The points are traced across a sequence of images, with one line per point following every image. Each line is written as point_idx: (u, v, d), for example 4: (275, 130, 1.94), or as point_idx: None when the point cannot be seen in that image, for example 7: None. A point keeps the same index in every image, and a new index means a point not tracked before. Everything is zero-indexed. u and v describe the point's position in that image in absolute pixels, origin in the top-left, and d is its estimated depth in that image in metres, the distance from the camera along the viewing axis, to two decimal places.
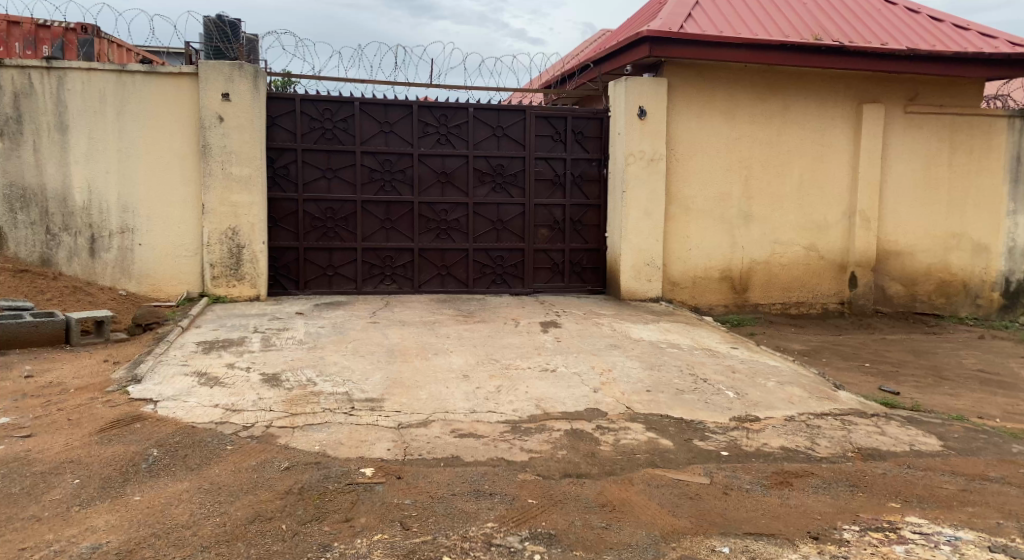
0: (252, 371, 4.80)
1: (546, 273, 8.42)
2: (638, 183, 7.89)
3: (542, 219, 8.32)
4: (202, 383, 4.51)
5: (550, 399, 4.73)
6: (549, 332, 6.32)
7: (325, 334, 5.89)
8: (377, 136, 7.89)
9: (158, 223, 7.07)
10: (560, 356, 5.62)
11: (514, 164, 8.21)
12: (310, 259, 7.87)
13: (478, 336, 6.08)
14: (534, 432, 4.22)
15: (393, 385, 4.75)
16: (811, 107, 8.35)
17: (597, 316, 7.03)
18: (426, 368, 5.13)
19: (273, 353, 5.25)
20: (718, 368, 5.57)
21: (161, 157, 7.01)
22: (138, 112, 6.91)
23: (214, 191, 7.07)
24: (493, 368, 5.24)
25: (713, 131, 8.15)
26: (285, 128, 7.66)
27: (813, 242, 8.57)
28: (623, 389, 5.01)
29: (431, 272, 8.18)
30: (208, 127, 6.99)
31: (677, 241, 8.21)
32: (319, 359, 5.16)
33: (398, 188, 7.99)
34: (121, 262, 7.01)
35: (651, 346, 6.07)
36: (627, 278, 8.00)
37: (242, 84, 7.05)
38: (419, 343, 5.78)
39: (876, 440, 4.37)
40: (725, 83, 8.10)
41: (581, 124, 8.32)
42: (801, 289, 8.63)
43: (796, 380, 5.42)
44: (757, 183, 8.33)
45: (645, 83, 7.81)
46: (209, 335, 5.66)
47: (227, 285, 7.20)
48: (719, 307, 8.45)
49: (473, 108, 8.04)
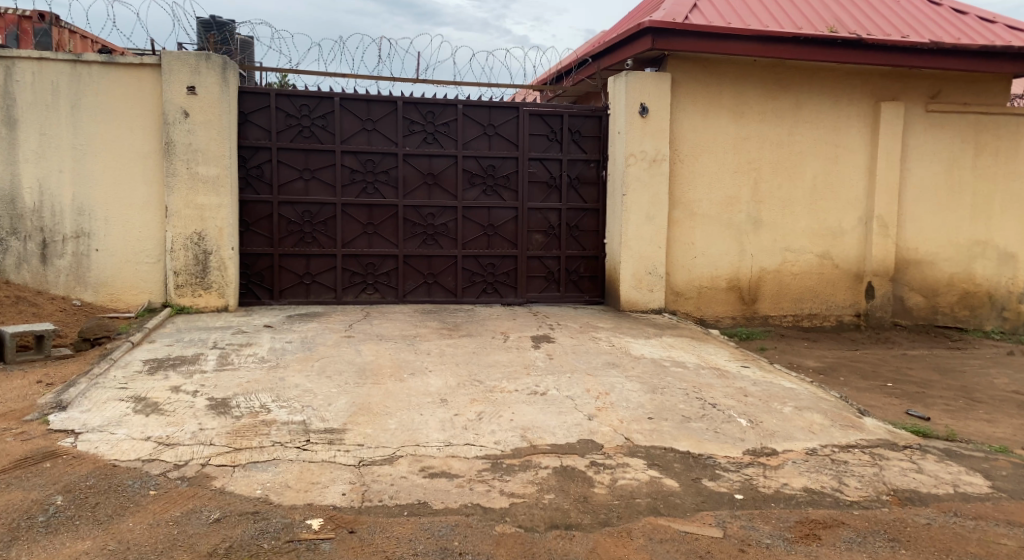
0: (198, 396, 4.20)
1: (540, 282, 7.84)
2: (638, 185, 7.32)
3: (537, 224, 7.74)
4: (137, 410, 3.90)
5: (538, 428, 4.15)
6: (540, 349, 5.73)
7: (291, 351, 5.32)
8: (359, 134, 7.33)
9: (117, 226, 6.50)
10: (551, 377, 5.03)
11: (507, 165, 7.64)
12: (286, 266, 7.30)
13: (461, 353, 5.49)
14: (518, 470, 3.64)
15: (358, 412, 4.16)
16: (825, 105, 7.79)
17: (594, 329, 6.45)
18: (400, 392, 4.55)
19: (227, 374, 4.66)
20: (727, 391, 4.97)
21: (120, 155, 6.45)
22: (94, 105, 6.36)
23: (178, 193, 6.51)
24: (475, 391, 4.64)
25: (720, 130, 7.59)
26: (259, 125, 7.13)
27: (826, 249, 7.99)
28: (622, 416, 4.42)
29: (416, 280, 7.59)
30: (173, 123, 6.44)
31: (681, 249, 7.64)
32: (279, 382, 4.56)
33: (381, 190, 7.42)
34: (76, 269, 6.45)
35: (653, 364, 5.48)
36: (627, 288, 7.41)
37: (210, 77, 6.49)
38: (394, 361, 5.20)
39: (914, 479, 3.78)
40: (732, 78, 7.54)
41: (578, 122, 7.75)
42: (814, 299, 8.05)
43: (816, 405, 4.82)
44: (767, 186, 7.76)
45: (647, 78, 7.25)
46: (161, 352, 5.07)
47: (192, 294, 6.62)
48: (726, 319, 7.88)
49: (462, 104, 7.48)
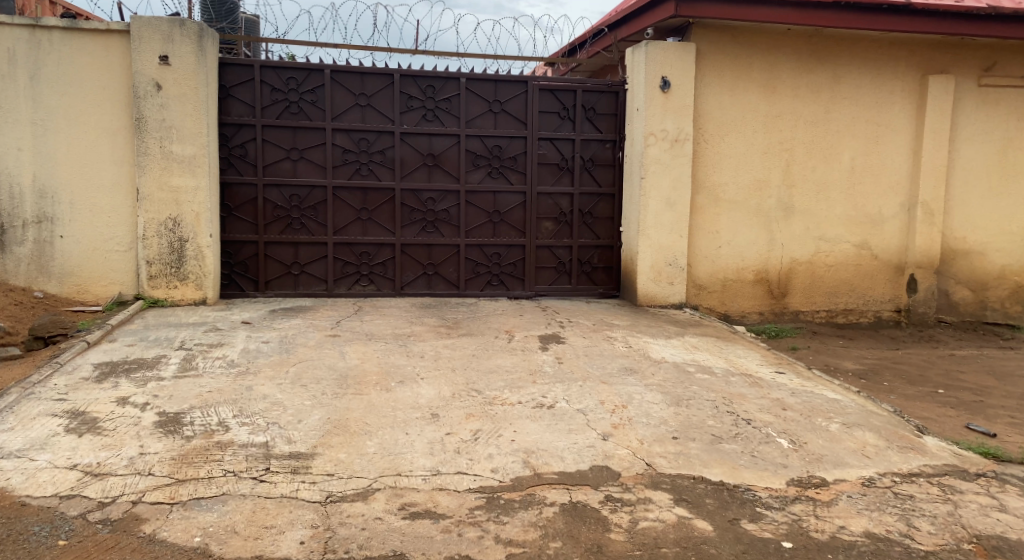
0: (147, 410, 3.59)
1: (550, 273, 7.17)
2: (658, 168, 6.63)
3: (546, 210, 7.08)
4: (69, 429, 3.31)
5: (543, 452, 3.52)
6: (548, 351, 5.09)
7: (266, 354, 4.70)
8: (352, 111, 6.68)
9: (82, 211, 5.91)
10: (560, 386, 4.39)
11: (514, 146, 6.97)
12: (272, 254, 6.69)
13: (459, 357, 4.86)
14: (518, 508, 3.02)
15: (332, 431, 3.55)
16: (866, 79, 7.04)
17: (608, 328, 5.80)
18: (385, 405, 3.94)
19: (187, 381, 4.05)
20: (763, 404, 4.31)
21: (85, 131, 5.84)
22: (56, 76, 5.75)
23: (150, 174, 5.90)
24: (471, 404, 4.02)
25: (750, 107, 6.87)
26: (243, 100, 6.50)
27: (864, 238, 7.28)
28: (642, 436, 3.77)
29: (415, 271, 6.96)
30: (144, 96, 5.81)
31: (704, 238, 6.96)
32: (245, 392, 3.95)
33: (376, 171, 6.78)
34: (39, 257, 5.88)
35: (677, 370, 4.83)
36: (644, 280, 6.75)
37: (184, 44, 5.84)
38: (382, 366, 4.58)
39: (998, 522, 3.12)
40: (764, 49, 6.81)
41: (592, 98, 7.05)
42: (849, 293, 7.36)
43: (867, 421, 4.13)
44: (800, 169, 7.05)
45: (669, 48, 6.53)
46: (117, 354, 4.48)
47: (167, 286, 6.02)
48: (753, 315, 7.20)
49: (466, 78, 6.80)
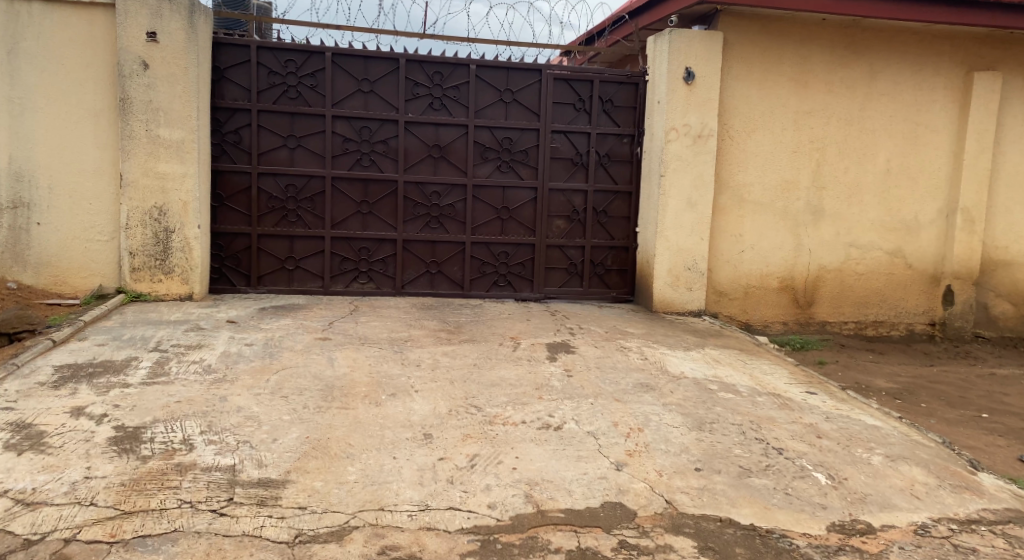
0: (103, 423, 3.18)
1: (561, 274, 6.73)
2: (679, 165, 6.17)
3: (558, 208, 6.63)
4: (9, 446, 2.91)
5: (549, 484, 3.09)
6: (556, 362, 4.66)
7: (248, 358, 4.29)
8: (355, 97, 6.26)
9: (61, 197, 5.52)
10: (568, 404, 3.97)
11: (526, 138, 6.53)
12: (266, 248, 6.29)
13: (458, 367, 4.44)
14: (517, 556, 2.59)
15: (310, 454, 3.14)
16: (905, 76, 6.55)
17: (622, 337, 5.36)
18: (373, 422, 3.53)
19: (155, 389, 3.64)
20: (795, 430, 3.87)
21: (66, 111, 5.45)
22: (36, 52, 5.36)
23: (135, 159, 5.50)
24: (470, 424, 3.61)
25: (780, 102, 6.40)
26: (238, 83, 6.08)
27: (899, 246, 6.81)
28: (660, 467, 3.34)
29: (417, 269, 6.54)
30: (129, 76, 5.41)
31: (726, 241, 6.49)
32: (217, 404, 3.55)
33: (378, 162, 6.36)
34: (14, 245, 5.50)
35: (698, 388, 4.39)
36: (661, 285, 6.30)
37: (174, 20, 5.43)
38: (373, 375, 4.15)
39: None
40: (797, 40, 6.33)
41: (610, 90, 6.59)
42: (880, 304, 6.89)
43: (913, 453, 3.66)
44: (832, 170, 6.58)
45: (695, 37, 6.06)
46: (83, 355, 4.08)
47: (151, 279, 5.63)
48: (777, 325, 6.74)
49: (476, 65, 6.36)
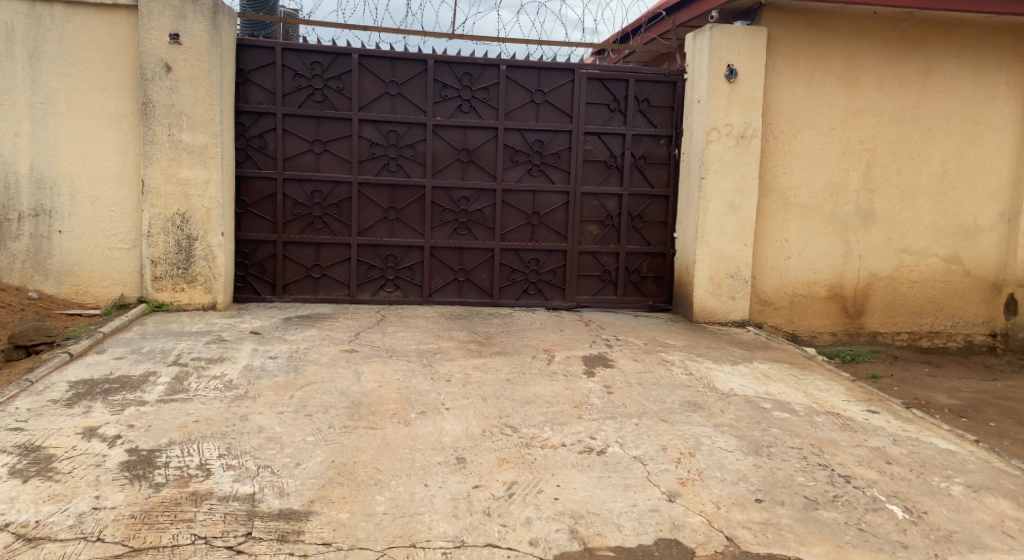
0: (116, 446, 2.97)
1: (594, 282, 6.44)
2: (721, 167, 5.85)
3: (592, 213, 6.35)
4: (14, 471, 2.70)
5: (596, 517, 2.81)
6: (594, 377, 4.37)
7: (271, 372, 4.07)
8: (382, 100, 6.05)
9: (83, 204, 5.38)
10: (611, 425, 3.68)
11: (558, 141, 6.26)
12: (291, 256, 6.09)
13: (491, 383, 4.17)
14: None
15: (335, 481, 2.89)
16: (963, 71, 6.17)
17: (663, 349, 5.05)
18: (402, 444, 3.28)
19: (172, 407, 3.42)
20: (861, 455, 3.54)
21: (89, 116, 5.31)
22: (57, 55, 5.22)
23: (157, 164, 5.34)
24: (507, 447, 3.34)
25: (828, 101, 6.05)
26: (262, 86, 5.90)
27: (955, 252, 6.42)
28: (717, 497, 3.04)
29: (445, 277, 6.30)
30: (152, 79, 5.25)
31: (771, 247, 6.15)
32: (238, 423, 3.32)
33: (406, 167, 6.14)
34: (35, 254, 5.37)
35: (749, 407, 4.07)
36: (702, 294, 5.97)
37: (197, 21, 5.26)
38: (402, 392, 3.90)
39: None
40: (846, 34, 5.97)
41: (647, 89, 6.29)
42: (935, 314, 6.51)
43: (997, 483, 3.31)
44: (883, 172, 6.20)
45: (738, 33, 5.74)
46: (100, 370, 3.88)
47: (173, 288, 5.46)
48: (825, 335, 6.38)
49: (506, 65, 6.11)
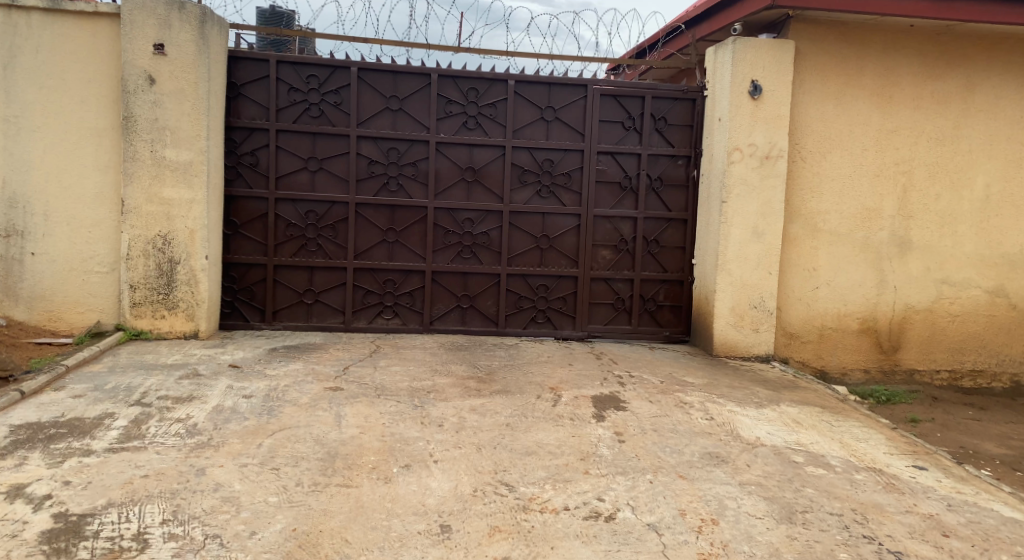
0: (42, 510, 2.57)
1: (607, 311, 5.99)
2: (744, 190, 5.41)
3: (605, 237, 5.92)
4: None
5: None
6: (604, 423, 3.90)
7: (243, 415, 3.65)
8: (382, 116, 5.68)
9: (58, 224, 5.04)
10: (622, 482, 3.22)
11: (569, 160, 5.85)
12: (283, 280, 5.70)
13: (489, 428, 3.72)
14: None
15: (294, 556, 2.46)
16: (1008, 88, 5.71)
17: (681, 389, 4.58)
18: (379, 506, 2.83)
19: (120, 459, 3.01)
20: (913, 524, 3.04)
21: (66, 130, 4.99)
22: (34, 66, 4.91)
23: (138, 183, 4.99)
24: (500, 511, 2.88)
25: (861, 120, 5.59)
26: (254, 100, 5.55)
27: (1000, 283, 5.92)
28: None
29: (447, 303, 5.88)
30: (134, 92, 4.92)
31: (799, 276, 5.68)
32: (192, 479, 2.90)
33: (406, 187, 5.75)
34: (6, 277, 5.03)
35: (780, 461, 3.59)
36: (723, 326, 5.51)
37: (182, 30, 4.93)
38: (385, 440, 3.46)
39: None
40: (882, 49, 5.53)
41: (664, 106, 5.86)
42: (979, 351, 6.00)
43: None
44: (921, 196, 5.73)
45: (764, 46, 5.32)
46: (50, 412, 3.48)
47: (152, 315, 5.09)
48: (857, 372, 5.88)
49: (515, 80, 5.72)
